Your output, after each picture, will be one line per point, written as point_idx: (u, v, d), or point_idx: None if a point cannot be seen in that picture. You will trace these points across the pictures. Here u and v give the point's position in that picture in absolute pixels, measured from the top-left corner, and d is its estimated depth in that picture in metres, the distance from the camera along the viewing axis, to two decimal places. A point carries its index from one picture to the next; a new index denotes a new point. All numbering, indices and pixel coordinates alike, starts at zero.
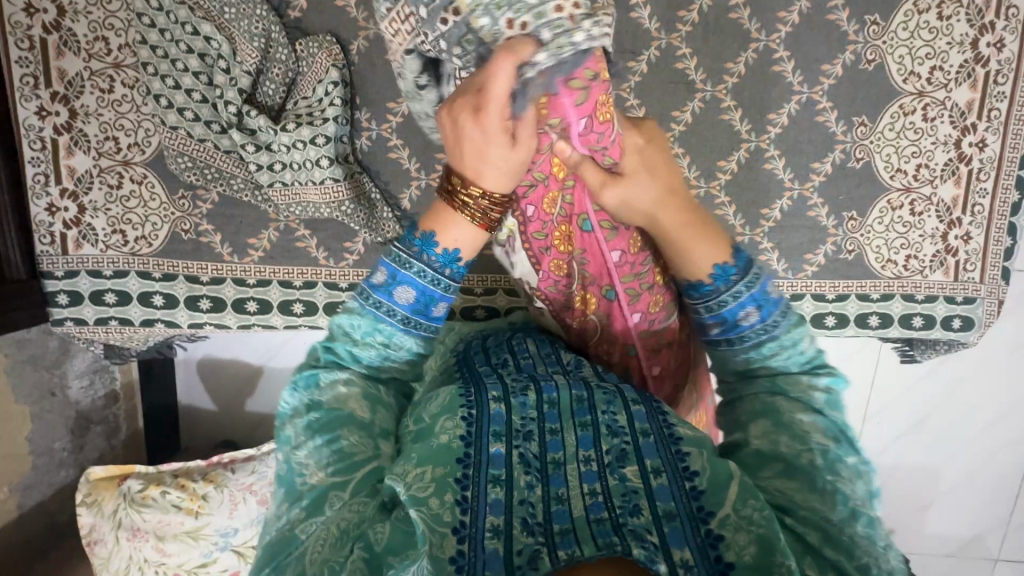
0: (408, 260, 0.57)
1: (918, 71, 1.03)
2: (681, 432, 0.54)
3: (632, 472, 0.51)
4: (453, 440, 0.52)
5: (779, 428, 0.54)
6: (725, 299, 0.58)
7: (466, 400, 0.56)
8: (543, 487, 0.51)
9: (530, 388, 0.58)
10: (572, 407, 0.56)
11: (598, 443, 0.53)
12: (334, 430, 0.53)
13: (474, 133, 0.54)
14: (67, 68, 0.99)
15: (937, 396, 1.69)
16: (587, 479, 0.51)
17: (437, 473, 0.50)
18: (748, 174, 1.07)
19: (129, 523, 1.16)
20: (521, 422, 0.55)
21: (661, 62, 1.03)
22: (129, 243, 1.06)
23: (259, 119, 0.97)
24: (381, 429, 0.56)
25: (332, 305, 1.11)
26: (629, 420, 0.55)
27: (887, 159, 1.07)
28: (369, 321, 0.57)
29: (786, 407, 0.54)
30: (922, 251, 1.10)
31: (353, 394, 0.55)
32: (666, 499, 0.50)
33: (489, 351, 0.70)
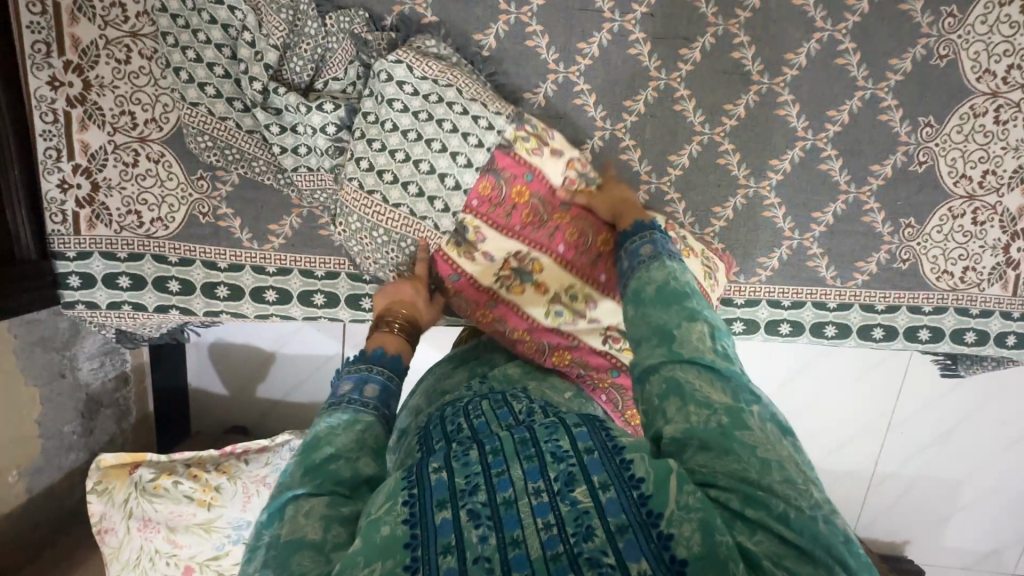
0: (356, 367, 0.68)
1: (994, 69, 0.95)
2: (622, 441, 0.53)
3: (582, 494, 0.49)
4: (397, 527, 0.47)
5: (685, 399, 0.55)
6: (633, 271, 0.73)
7: (408, 478, 0.52)
8: (496, 535, 0.46)
9: (472, 446, 0.55)
10: (516, 446, 0.54)
11: (545, 473, 0.51)
12: (287, 562, 0.49)
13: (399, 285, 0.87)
14: (81, 36, 0.93)
15: (964, 409, 1.63)
16: (541, 511, 0.48)
17: (386, 567, 0.45)
18: (803, 174, 1.01)
19: (140, 513, 1.13)
20: (466, 479, 0.51)
21: (716, 50, 0.96)
22: (145, 224, 1.01)
23: (285, 98, 0.91)
24: (338, 544, 0.51)
25: (355, 297, 1.06)
26: (572, 441, 0.53)
27: (953, 163, 0.99)
28: (345, 415, 0.61)
29: (681, 373, 0.57)
30: (981, 263, 1.03)
31: (311, 512, 0.52)
32: (617, 512, 0.47)
33: (446, 419, 0.63)
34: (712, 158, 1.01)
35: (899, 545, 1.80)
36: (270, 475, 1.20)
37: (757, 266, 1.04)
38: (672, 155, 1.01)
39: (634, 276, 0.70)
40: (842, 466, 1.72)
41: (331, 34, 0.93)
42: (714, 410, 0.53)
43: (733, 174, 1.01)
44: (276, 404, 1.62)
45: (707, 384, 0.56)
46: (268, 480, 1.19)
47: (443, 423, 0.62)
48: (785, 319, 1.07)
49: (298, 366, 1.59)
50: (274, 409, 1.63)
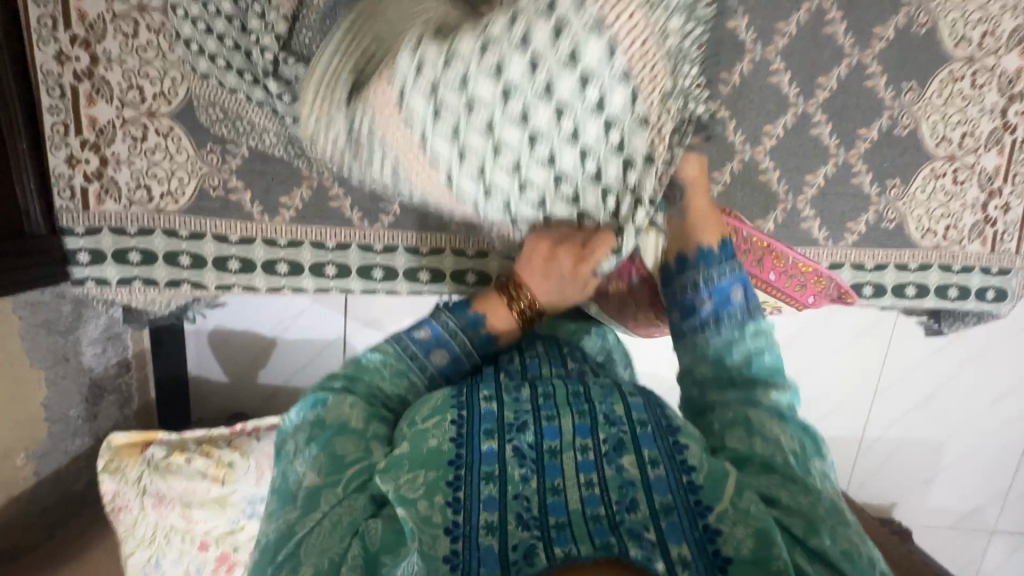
0: (444, 320, 0.79)
1: (970, 36, 1.01)
2: (677, 424, 0.59)
3: (629, 462, 0.56)
4: (444, 443, 0.58)
5: (752, 434, 0.62)
6: (716, 273, 0.73)
7: (458, 402, 0.63)
8: (539, 478, 0.55)
9: (524, 387, 0.66)
10: (568, 398, 0.63)
11: (594, 432, 0.59)
12: (331, 438, 0.63)
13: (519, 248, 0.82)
14: (88, 10, 0.93)
15: (946, 373, 1.71)
16: (585, 469, 0.56)
17: (430, 477, 0.55)
18: (795, 139, 1.06)
19: (154, 490, 1.13)
20: (514, 414, 0.61)
21: (712, 20, 1.01)
22: (154, 199, 1.01)
23: (289, 70, 0.92)
24: (372, 435, 0.65)
25: (366, 268, 1.07)
26: (627, 410, 0.61)
27: (933, 126, 1.05)
28: (399, 364, 0.75)
29: (756, 415, 0.64)
30: (962, 221, 1.09)
31: (354, 410, 0.66)
32: (663, 491, 0.53)
33: (499, 358, 0.80)
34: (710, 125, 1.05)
35: (886, 506, 1.88)
36: None
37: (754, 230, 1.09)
38: None
39: (719, 326, 0.71)
40: (832, 431, 1.79)
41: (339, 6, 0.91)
42: (780, 447, 0.60)
43: (730, 140, 1.06)
44: (279, 388, 1.63)
45: (774, 422, 0.63)
46: None
47: (495, 360, 0.76)
48: None
49: (300, 350, 1.59)
50: (277, 393, 1.64)
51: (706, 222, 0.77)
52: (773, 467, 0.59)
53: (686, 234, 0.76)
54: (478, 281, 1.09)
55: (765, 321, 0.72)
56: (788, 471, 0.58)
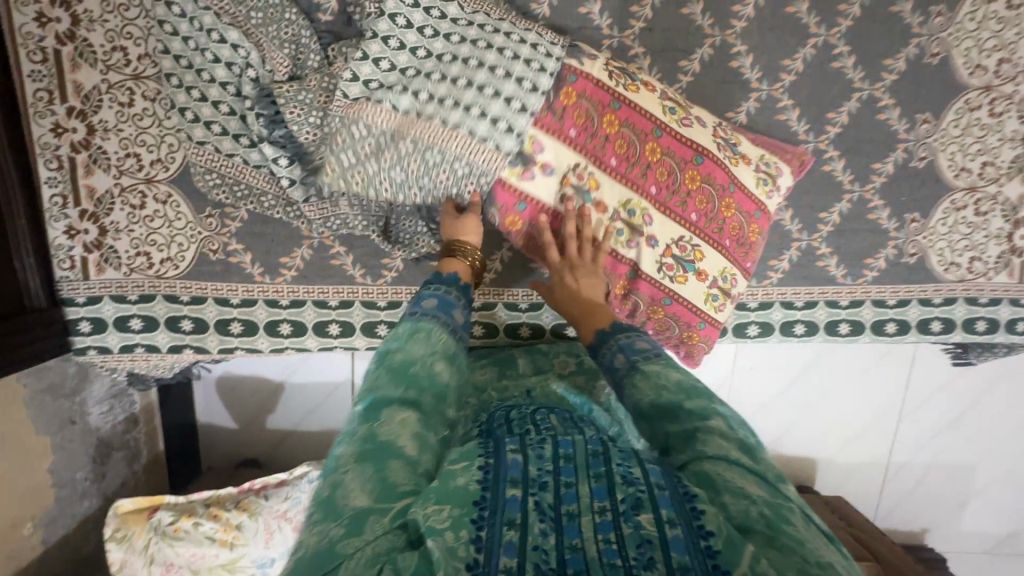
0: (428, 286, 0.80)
1: (985, 64, 0.98)
2: (694, 491, 0.56)
3: (647, 520, 0.52)
4: (471, 483, 0.55)
5: (719, 491, 0.57)
6: (606, 351, 0.77)
7: (484, 451, 0.60)
8: (557, 534, 0.51)
9: (546, 442, 0.62)
10: (586, 460, 0.59)
11: (612, 493, 0.55)
12: (383, 459, 0.58)
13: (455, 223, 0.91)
14: (83, 81, 0.93)
15: (971, 394, 1.64)
16: (603, 528, 0.52)
17: (456, 512, 0.52)
18: (806, 175, 1.02)
19: (162, 558, 1.11)
20: (537, 471, 0.57)
21: (715, 60, 0.98)
22: (155, 265, 1.00)
23: (286, 131, 0.92)
24: (425, 470, 0.60)
25: (370, 325, 1.05)
26: (644, 472, 0.58)
27: (952, 157, 1.01)
28: (409, 321, 0.74)
29: (712, 469, 0.58)
30: (986, 253, 1.04)
31: (407, 432, 0.61)
32: (681, 551, 0.50)
33: (513, 424, 0.68)
34: None
35: (918, 534, 1.80)
36: (291, 509, 1.18)
37: (768, 269, 1.05)
38: None
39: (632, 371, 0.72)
40: (856, 458, 1.73)
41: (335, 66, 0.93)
42: (752, 501, 0.55)
43: None
44: (287, 435, 1.60)
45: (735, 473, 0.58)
46: (290, 514, 1.17)
47: (510, 425, 0.67)
48: (799, 320, 1.07)
49: (307, 396, 1.57)
50: (285, 440, 1.62)
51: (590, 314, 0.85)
52: (752, 527, 0.53)
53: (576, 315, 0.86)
54: (485, 334, 1.06)
55: (652, 364, 0.72)
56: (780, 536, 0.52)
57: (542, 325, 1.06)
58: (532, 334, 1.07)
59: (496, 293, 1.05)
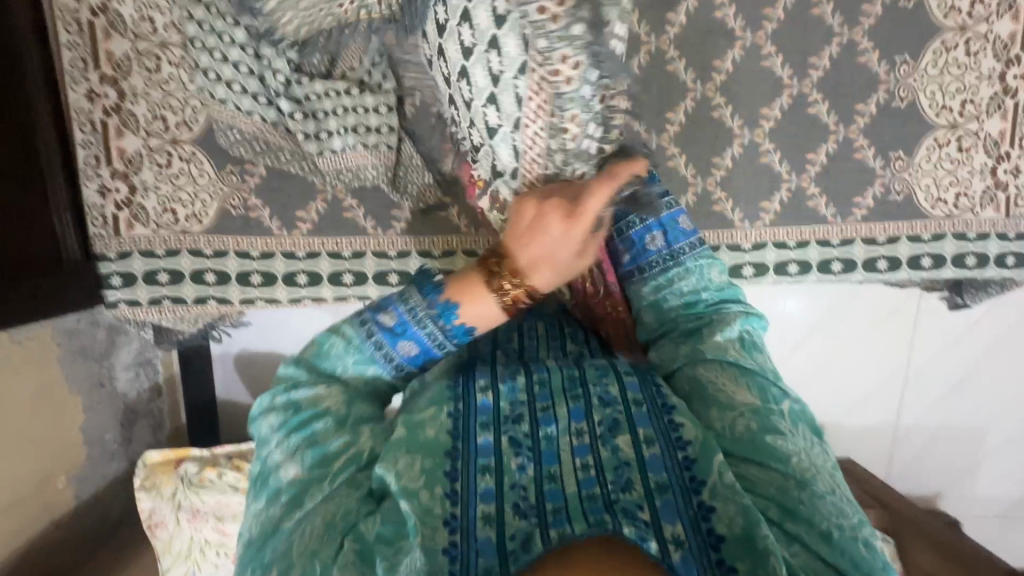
0: (424, 320, 0.66)
1: (959, 5, 1.02)
2: (674, 403, 0.61)
3: (624, 442, 0.57)
4: (441, 433, 0.59)
5: (707, 400, 0.64)
6: (635, 222, 0.79)
7: (453, 395, 0.63)
8: (536, 467, 0.56)
9: (519, 373, 0.66)
10: (562, 385, 0.64)
11: (588, 415, 0.60)
12: (309, 432, 0.64)
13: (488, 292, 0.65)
14: (114, 49, 1.01)
15: (979, 352, 1.66)
16: (580, 453, 0.57)
17: (427, 467, 0.56)
18: (792, 119, 1.07)
19: (188, 505, 1.15)
20: (512, 407, 0.61)
21: (700, 11, 1.04)
22: (180, 221, 1.07)
23: (305, 90, 0.97)
24: (353, 421, 0.66)
25: (382, 274, 1.11)
26: (621, 391, 0.63)
27: (932, 97, 1.06)
28: (366, 360, 0.68)
29: (708, 378, 0.65)
30: (971, 188, 1.08)
31: (332, 397, 0.66)
32: (658, 470, 0.55)
33: (500, 334, 0.80)
34: (707, 113, 1.07)
35: (930, 497, 1.80)
36: None
37: (759, 211, 1.10)
38: (669, 113, 1.07)
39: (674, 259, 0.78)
40: (865, 421, 1.74)
41: None
42: (738, 413, 0.61)
43: (728, 125, 1.08)
44: None
45: (726, 377, 0.64)
46: None
47: (498, 339, 0.79)
48: (793, 260, 1.12)
49: None
50: None
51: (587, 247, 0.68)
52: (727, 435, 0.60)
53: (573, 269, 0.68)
54: None
55: (695, 261, 0.78)
56: (746, 441, 0.58)
57: None
58: None
59: None
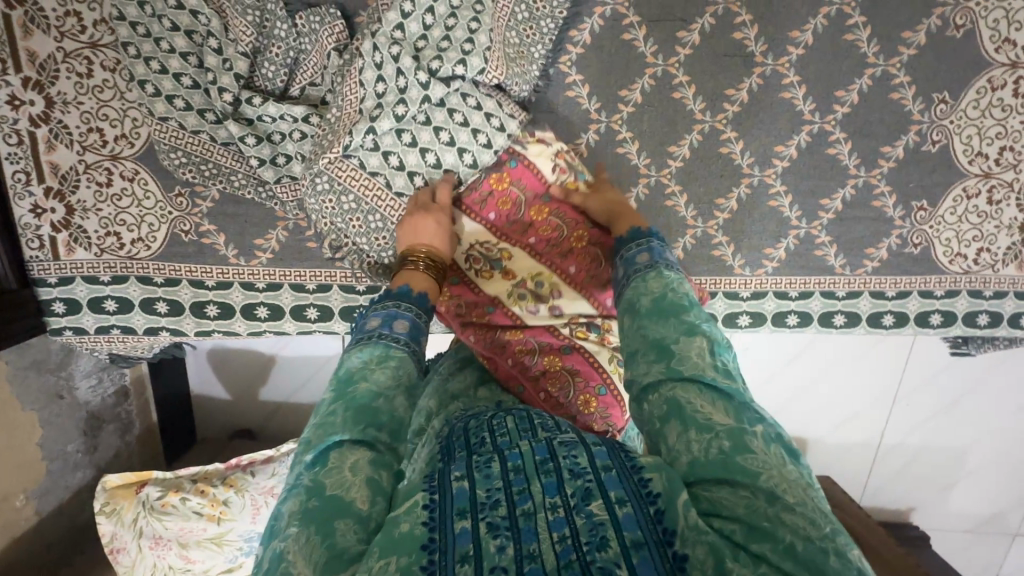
0: (390, 303, 0.69)
1: (1013, 38, 0.89)
2: (641, 461, 0.52)
3: (599, 508, 0.47)
4: (416, 526, 0.47)
5: (686, 425, 0.53)
6: (631, 248, 0.74)
7: (429, 484, 0.51)
8: (514, 546, 0.44)
9: (493, 458, 0.53)
10: (532, 456, 0.52)
11: (562, 488, 0.49)
12: (329, 521, 0.48)
13: (428, 224, 0.82)
14: (37, 49, 0.87)
15: (973, 377, 1.61)
16: (557, 527, 0.46)
17: (401, 563, 0.44)
18: (809, 158, 0.96)
19: (151, 531, 1.13)
20: (486, 493, 0.49)
21: (716, 31, 0.90)
22: (126, 246, 0.97)
23: (258, 109, 0.87)
24: (376, 520, 0.50)
25: (349, 309, 1.02)
26: (590, 458, 0.52)
27: (968, 141, 0.94)
28: (376, 348, 0.63)
29: (694, 408, 0.54)
30: (996, 244, 0.99)
31: (357, 480, 0.52)
32: (632, 528, 0.46)
33: (469, 431, 0.61)
34: (714, 147, 0.95)
35: (904, 512, 1.81)
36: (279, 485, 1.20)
37: (762, 258, 1.00)
38: (673, 146, 0.95)
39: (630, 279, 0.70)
40: (850, 440, 1.71)
41: (302, 35, 0.87)
42: (715, 434, 0.51)
43: (737, 163, 0.96)
44: (279, 406, 1.62)
45: (703, 399, 0.54)
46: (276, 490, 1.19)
47: (466, 437, 0.59)
48: (792, 310, 1.03)
49: (298, 369, 1.57)
50: (277, 411, 1.63)
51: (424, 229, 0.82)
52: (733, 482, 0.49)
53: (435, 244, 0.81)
54: None
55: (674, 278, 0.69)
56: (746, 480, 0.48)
57: None
58: None
59: None
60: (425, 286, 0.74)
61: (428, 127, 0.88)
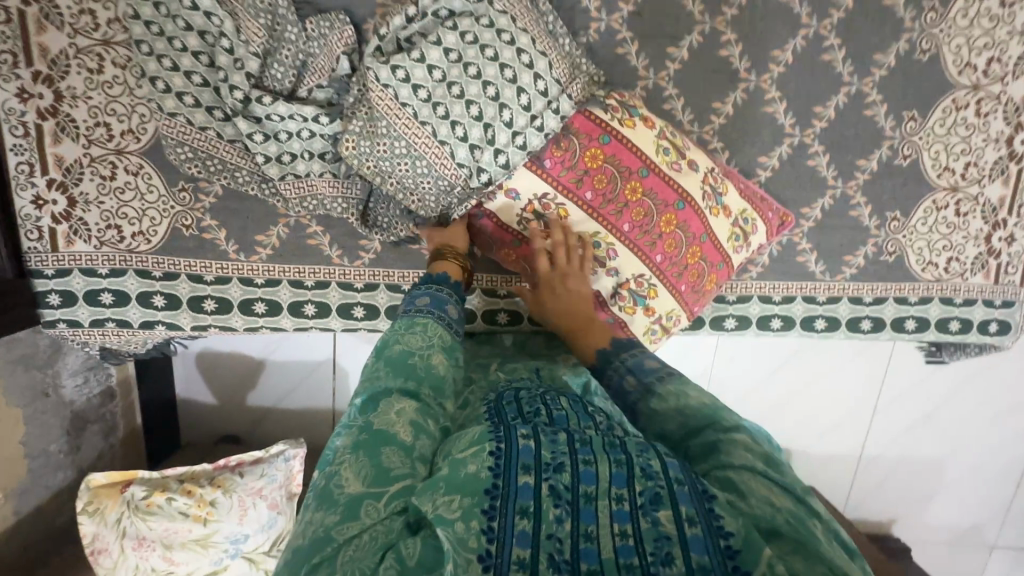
0: (421, 286, 0.81)
1: (975, 63, 0.97)
2: (715, 491, 0.51)
3: (666, 517, 0.48)
4: (481, 470, 0.51)
5: (744, 496, 0.54)
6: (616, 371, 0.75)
7: (496, 435, 0.55)
8: (572, 521, 0.48)
9: (561, 431, 0.56)
10: (605, 445, 0.55)
11: (631, 483, 0.51)
12: (377, 447, 0.57)
13: (430, 233, 0.93)
14: (50, 45, 0.89)
15: (947, 391, 1.66)
16: (619, 519, 0.49)
17: (465, 502, 0.48)
18: (790, 170, 1.01)
19: (134, 532, 1.11)
20: (552, 454, 0.53)
21: (704, 47, 0.96)
22: (126, 239, 0.98)
23: (265, 107, 0.89)
24: (421, 454, 0.58)
25: (346, 306, 1.04)
26: (664, 466, 0.53)
27: (936, 156, 1.01)
28: (406, 321, 0.74)
29: (740, 476, 0.56)
30: (964, 253, 1.05)
31: (401, 419, 0.60)
32: (700, 552, 0.47)
33: (523, 401, 0.65)
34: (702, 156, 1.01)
35: (885, 524, 1.83)
36: (267, 487, 1.18)
37: (748, 263, 1.05)
38: None
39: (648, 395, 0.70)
40: (833, 449, 1.74)
41: (311, 39, 0.89)
42: (776, 509, 0.53)
43: None
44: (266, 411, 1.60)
45: (759, 482, 0.55)
46: (264, 491, 1.17)
47: (520, 403, 0.64)
48: (776, 314, 1.07)
49: (287, 373, 1.56)
50: (264, 416, 1.61)
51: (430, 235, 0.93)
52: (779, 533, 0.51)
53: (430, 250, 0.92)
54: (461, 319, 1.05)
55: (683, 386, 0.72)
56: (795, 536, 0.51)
57: (520, 311, 1.05)
58: (510, 321, 1.05)
59: (497, 280, 1.03)
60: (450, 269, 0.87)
61: (508, 129, 0.88)
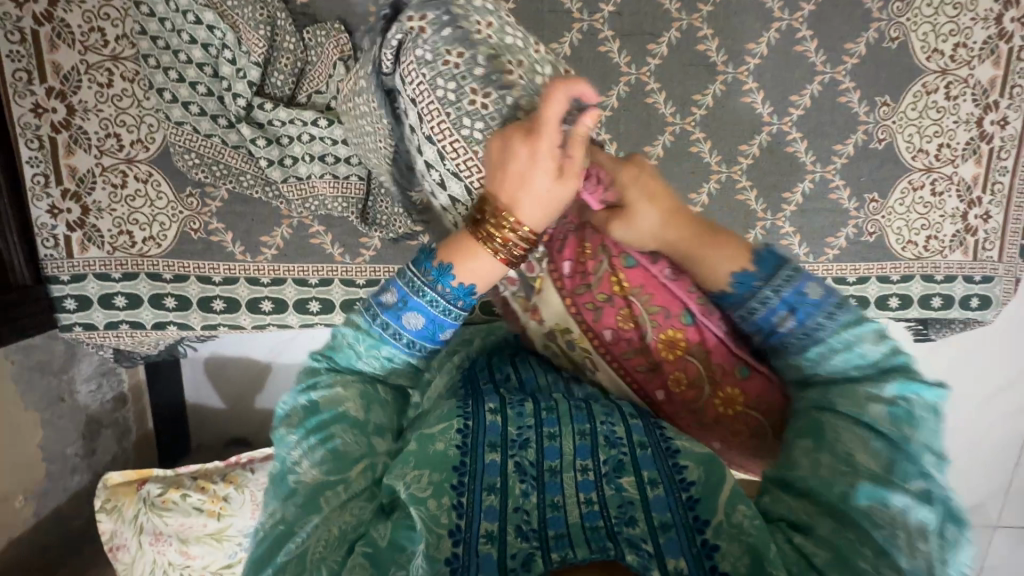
0: (421, 287, 0.55)
1: (941, 48, 1.01)
2: (681, 443, 0.51)
3: (629, 482, 0.48)
4: (449, 448, 0.50)
5: (818, 446, 0.45)
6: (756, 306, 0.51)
7: (463, 411, 0.54)
8: (539, 494, 0.48)
9: (527, 399, 0.56)
10: (572, 412, 0.54)
11: (596, 453, 0.51)
12: (328, 430, 0.52)
13: (518, 163, 0.54)
14: (62, 62, 0.94)
15: None
16: (585, 488, 0.48)
17: (434, 478, 0.48)
18: (771, 157, 1.06)
19: (151, 527, 1.15)
20: (517, 431, 0.52)
21: (682, 42, 1.01)
22: (137, 244, 1.02)
23: (266, 114, 0.94)
24: (376, 427, 0.55)
25: (349, 302, 1.09)
26: (628, 430, 0.52)
27: (910, 139, 1.05)
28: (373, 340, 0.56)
29: (829, 420, 0.46)
30: (942, 231, 1.09)
31: (351, 394, 0.55)
32: (663, 509, 0.46)
33: (492, 365, 0.65)
34: (686, 146, 1.05)
35: None
36: None
37: None
38: (647, 147, 1.05)
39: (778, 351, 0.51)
40: None
41: (309, 47, 0.95)
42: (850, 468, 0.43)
43: (706, 160, 1.06)
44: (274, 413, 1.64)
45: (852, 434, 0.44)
46: None
47: (491, 370, 0.64)
48: None
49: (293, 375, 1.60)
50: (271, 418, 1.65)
51: (524, 176, 0.55)
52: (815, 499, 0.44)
53: (509, 196, 0.55)
54: None
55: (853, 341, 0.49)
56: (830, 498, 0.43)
57: None
58: None
59: None
60: (478, 271, 0.56)
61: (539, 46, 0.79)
